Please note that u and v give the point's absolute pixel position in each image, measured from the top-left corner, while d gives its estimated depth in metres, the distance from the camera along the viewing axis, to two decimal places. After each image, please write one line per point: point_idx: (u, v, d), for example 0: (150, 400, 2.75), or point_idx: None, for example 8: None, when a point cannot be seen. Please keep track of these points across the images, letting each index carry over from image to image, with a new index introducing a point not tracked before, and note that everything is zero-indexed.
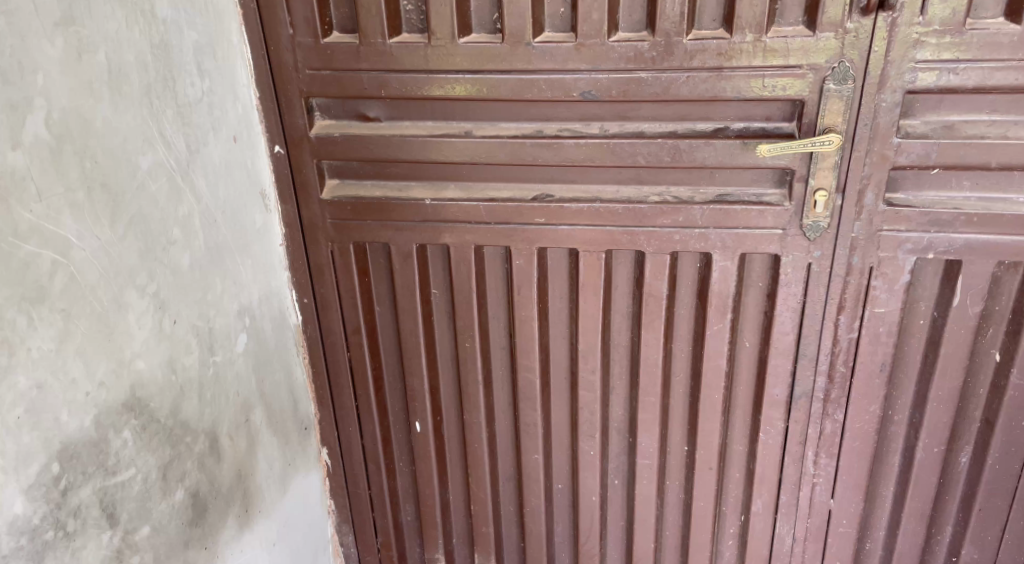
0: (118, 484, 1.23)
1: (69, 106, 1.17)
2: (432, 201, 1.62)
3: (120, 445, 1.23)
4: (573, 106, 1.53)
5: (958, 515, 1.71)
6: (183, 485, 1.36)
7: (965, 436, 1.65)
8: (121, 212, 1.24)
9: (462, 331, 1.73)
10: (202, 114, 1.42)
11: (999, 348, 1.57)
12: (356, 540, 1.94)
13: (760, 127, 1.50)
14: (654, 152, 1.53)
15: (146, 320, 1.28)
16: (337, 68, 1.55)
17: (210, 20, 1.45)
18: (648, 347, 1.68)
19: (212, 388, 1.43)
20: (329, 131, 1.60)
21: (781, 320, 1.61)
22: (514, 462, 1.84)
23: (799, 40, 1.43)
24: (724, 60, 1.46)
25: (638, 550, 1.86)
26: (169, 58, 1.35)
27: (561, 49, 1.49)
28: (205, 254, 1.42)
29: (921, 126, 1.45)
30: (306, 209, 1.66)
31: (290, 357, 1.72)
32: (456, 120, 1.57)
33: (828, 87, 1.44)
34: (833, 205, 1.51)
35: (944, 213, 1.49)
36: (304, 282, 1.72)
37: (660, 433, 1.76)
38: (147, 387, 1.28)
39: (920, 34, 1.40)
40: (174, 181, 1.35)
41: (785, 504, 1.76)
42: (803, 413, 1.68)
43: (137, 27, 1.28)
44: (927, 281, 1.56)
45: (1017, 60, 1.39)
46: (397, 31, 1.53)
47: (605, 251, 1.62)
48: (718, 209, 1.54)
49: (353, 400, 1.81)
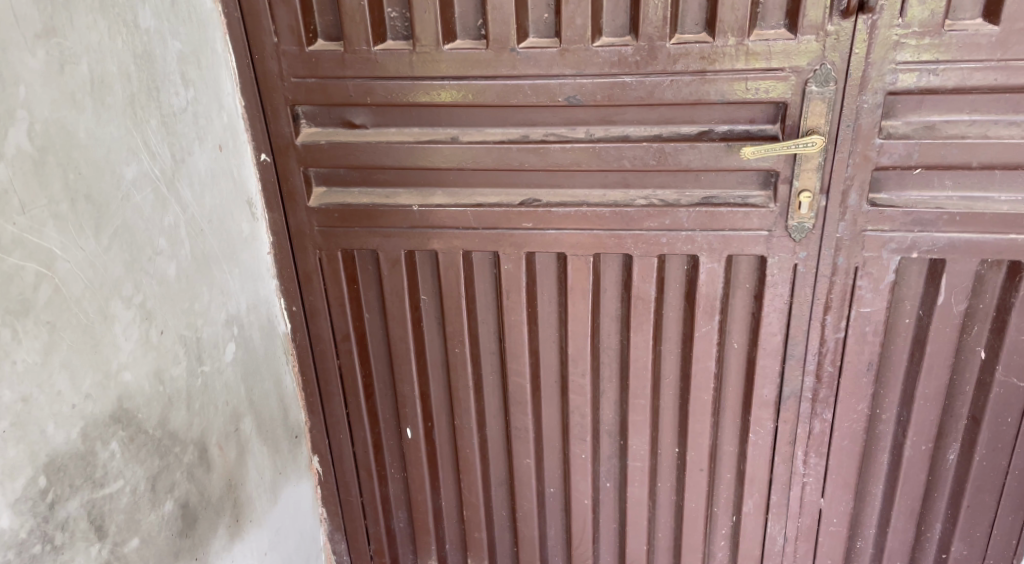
0: (106, 496, 1.22)
1: (51, 117, 1.16)
2: (420, 207, 1.62)
3: (108, 457, 1.23)
4: (558, 111, 1.54)
5: (947, 512, 1.72)
6: (173, 496, 1.36)
7: (952, 433, 1.66)
8: (105, 224, 1.23)
9: (452, 336, 1.73)
10: (187, 123, 1.42)
11: (984, 345, 1.58)
12: (349, 547, 1.94)
13: (744, 129, 1.51)
14: (639, 155, 1.54)
15: (133, 331, 1.27)
16: (322, 76, 1.55)
17: (194, 29, 1.45)
18: (637, 350, 1.68)
19: (201, 398, 1.43)
20: (315, 138, 1.60)
21: (769, 320, 1.61)
22: (506, 467, 1.84)
23: (781, 42, 1.44)
24: (707, 63, 1.46)
25: (631, 552, 1.86)
26: (153, 68, 1.35)
27: (545, 54, 1.50)
28: (191, 262, 1.42)
29: (903, 127, 1.46)
30: (293, 217, 1.66)
31: (279, 365, 1.72)
32: (442, 126, 1.57)
33: (810, 89, 1.45)
34: (817, 205, 1.52)
35: (927, 213, 1.50)
36: (292, 289, 1.72)
37: (651, 435, 1.76)
38: (135, 398, 1.27)
39: (899, 36, 1.41)
40: (158, 191, 1.34)
41: (776, 504, 1.77)
42: (792, 413, 1.69)
43: (120, 37, 1.28)
44: (912, 280, 1.56)
45: (996, 60, 1.40)
46: (382, 38, 1.53)
47: (593, 254, 1.62)
48: (704, 211, 1.55)
49: (343, 407, 1.81)
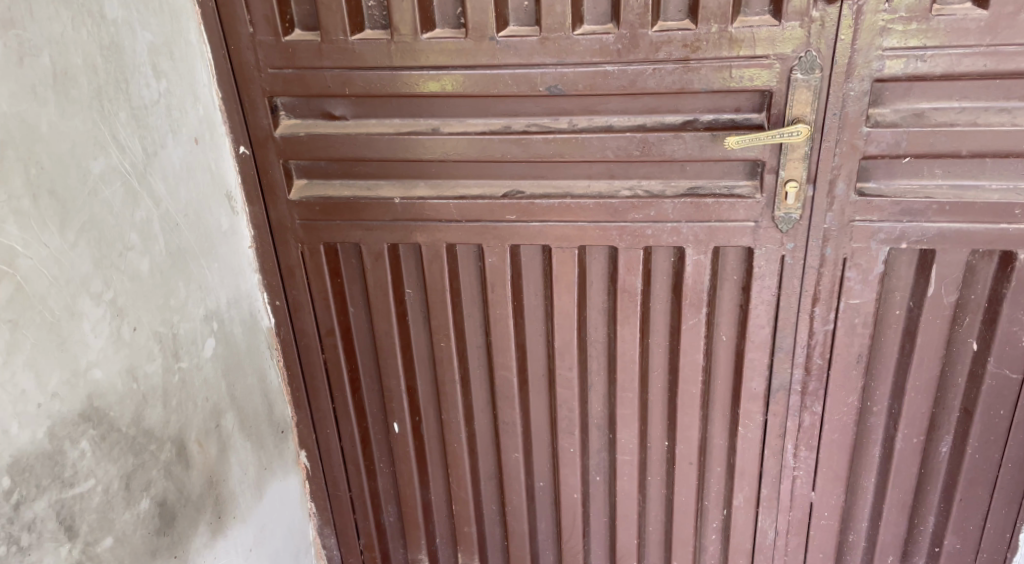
0: (76, 496, 1.20)
1: (11, 112, 1.14)
2: (401, 199, 1.60)
3: (78, 456, 1.21)
4: (540, 101, 1.51)
5: (940, 505, 1.69)
6: (149, 494, 1.34)
7: (944, 426, 1.63)
8: (71, 219, 1.21)
9: (438, 329, 1.71)
10: (159, 116, 1.39)
11: (976, 337, 1.56)
12: (339, 541, 1.92)
13: (729, 118, 1.48)
14: (623, 145, 1.51)
15: (103, 327, 1.25)
16: (299, 67, 1.52)
17: (165, 20, 1.42)
18: (624, 343, 1.66)
19: (178, 394, 1.41)
20: (294, 130, 1.57)
21: (756, 313, 1.59)
22: (494, 462, 1.82)
23: (765, 29, 1.41)
24: (690, 51, 1.43)
25: (621, 546, 1.84)
26: (121, 58, 1.32)
27: (524, 43, 1.47)
28: (166, 258, 1.39)
29: (891, 115, 1.43)
30: (274, 210, 1.63)
31: (262, 360, 1.70)
32: (423, 117, 1.55)
33: (796, 77, 1.42)
34: (804, 196, 1.49)
35: (917, 203, 1.47)
36: (275, 284, 1.70)
37: (640, 429, 1.74)
38: (107, 396, 1.25)
39: (885, 21, 1.38)
40: (129, 185, 1.32)
41: (766, 497, 1.74)
42: (781, 406, 1.66)
43: (84, 28, 1.25)
44: (902, 271, 1.54)
45: (985, 46, 1.37)
46: (359, 27, 1.50)
47: (578, 247, 1.60)
48: (689, 202, 1.52)
49: (330, 402, 1.79)
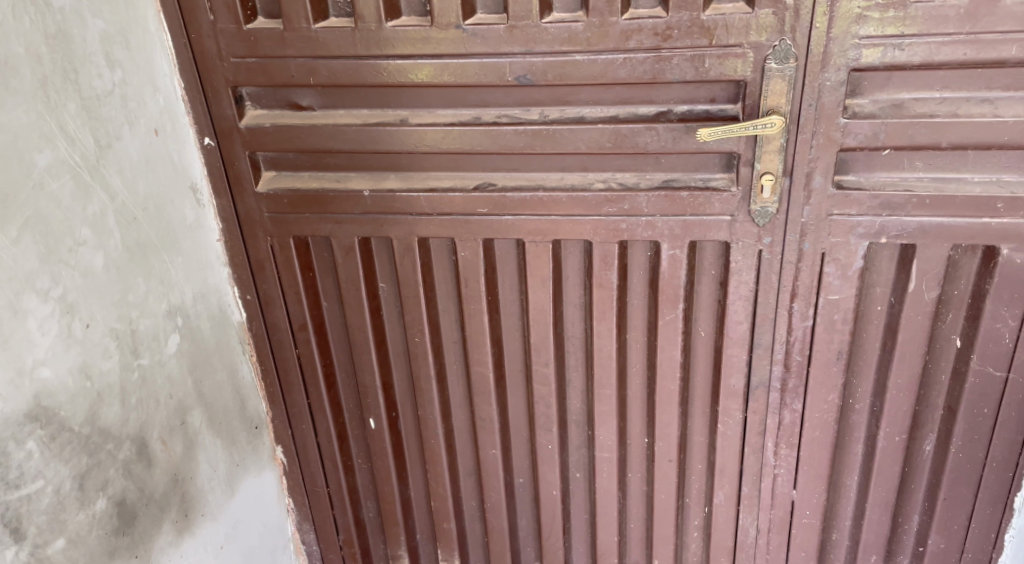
0: (23, 497, 1.18)
1: None
2: (371, 192, 1.56)
3: (24, 456, 1.18)
4: (510, 91, 1.47)
5: (924, 504, 1.66)
6: (106, 494, 1.31)
7: (927, 424, 1.59)
8: (12, 214, 1.18)
9: (411, 323, 1.67)
10: (113, 106, 1.36)
11: (960, 333, 1.52)
12: (317, 537, 1.89)
13: (703, 109, 1.43)
14: (595, 137, 1.47)
15: (51, 325, 1.23)
16: (263, 56, 1.48)
17: (119, 8, 1.38)
18: (600, 339, 1.63)
19: (138, 391, 1.38)
20: (260, 121, 1.54)
21: (734, 308, 1.55)
22: (472, 458, 1.79)
23: (738, 16, 1.36)
24: (662, 40, 1.39)
25: (602, 544, 1.81)
26: (69, 48, 1.29)
27: (492, 31, 1.43)
28: (123, 252, 1.36)
29: (869, 106, 1.39)
30: (241, 202, 1.60)
31: (233, 355, 1.67)
32: (391, 108, 1.51)
33: (770, 66, 1.37)
34: (781, 189, 1.45)
35: (896, 196, 1.43)
36: (245, 278, 1.66)
37: (618, 425, 1.71)
38: (56, 395, 1.23)
39: (862, 8, 1.33)
40: (80, 178, 1.29)
41: (747, 495, 1.71)
42: (761, 403, 1.63)
43: (27, 18, 1.22)
44: (883, 266, 1.49)
45: (965, 34, 1.33)
46: (323, 15, 1.46)
47: (553, 241, 1.56)
48: (663, 195, 1.48)
49: (304, 397, 1.76)
